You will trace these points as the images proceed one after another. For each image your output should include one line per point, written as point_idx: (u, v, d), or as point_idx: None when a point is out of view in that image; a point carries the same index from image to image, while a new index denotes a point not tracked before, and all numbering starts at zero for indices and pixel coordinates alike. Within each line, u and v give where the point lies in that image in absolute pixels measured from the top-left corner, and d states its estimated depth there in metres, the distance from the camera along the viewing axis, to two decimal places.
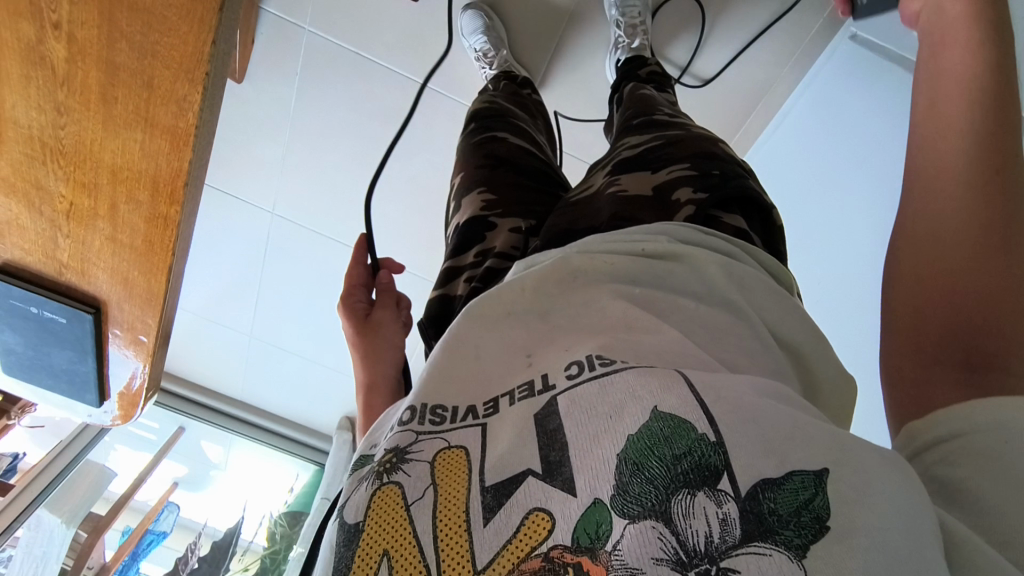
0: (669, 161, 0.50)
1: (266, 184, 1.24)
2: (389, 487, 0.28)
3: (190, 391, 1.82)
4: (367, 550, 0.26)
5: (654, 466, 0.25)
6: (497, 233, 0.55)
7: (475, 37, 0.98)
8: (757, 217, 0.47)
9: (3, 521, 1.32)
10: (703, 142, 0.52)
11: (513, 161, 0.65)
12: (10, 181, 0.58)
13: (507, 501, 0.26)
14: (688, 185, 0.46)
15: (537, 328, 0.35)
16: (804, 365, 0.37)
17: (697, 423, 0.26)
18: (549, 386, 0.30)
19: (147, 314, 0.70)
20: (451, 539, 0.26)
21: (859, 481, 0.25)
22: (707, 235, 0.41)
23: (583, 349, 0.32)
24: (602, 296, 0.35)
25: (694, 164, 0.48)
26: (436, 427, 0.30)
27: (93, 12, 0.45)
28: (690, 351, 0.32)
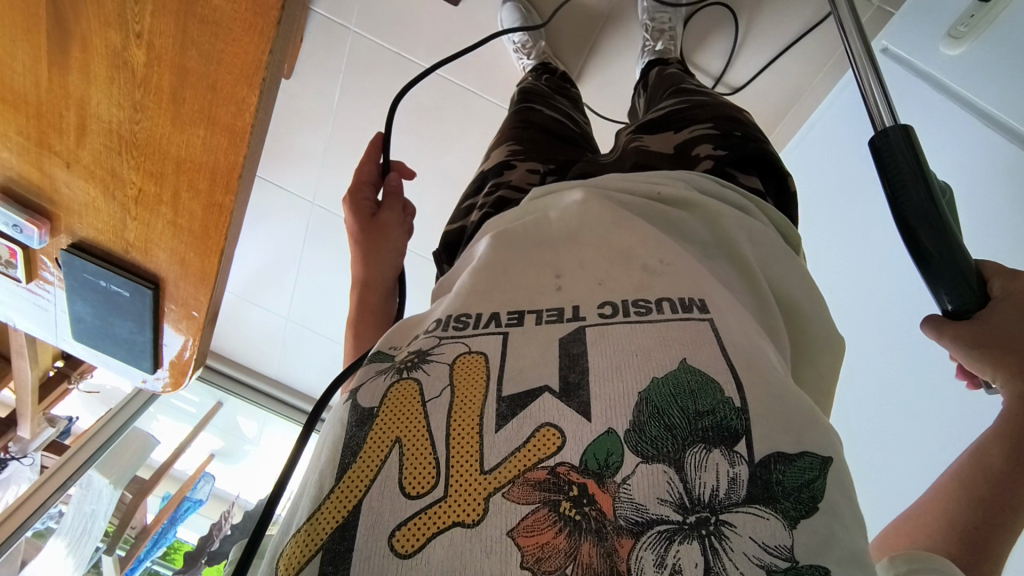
0: (692, 121, 0.64)
1: (309, 176, 1.36)
2: (408, 381, 0.33)
3: (231, 367, 1.99)
4: (383, 431, 0.31)
5: (675, 415, 0.28)
6: (516, 171, 0.68)
7: (513, 29, 1.06)
8: (773, 180, 0.60)
9: (57, 477, 1.44)
10: (727, 108, 0.66)
11: (547, 126, 0.79)
12: (87, 166, 0.66)
13: (521, 412, 0.30)
14: (709, 143, 0.59)
15: (557, 244, 0.41)
16: (799, 325, 0.42)
17: (725, 387, 0.28)
18: (578, 317, 0.34)
19: (199, 291, 0.77)
20: (461, 438, 0.30)
21: (849, 478, 0.27)
22: (722, 187, 0.49)
23: (619, 292, 0.36)
24: (630, 221, 0.41)
25: (715, 126, 0.62)
26: (460, 332, 0.35)
27: (170, 25, 0.51)
28: (720, 291, 0.36)
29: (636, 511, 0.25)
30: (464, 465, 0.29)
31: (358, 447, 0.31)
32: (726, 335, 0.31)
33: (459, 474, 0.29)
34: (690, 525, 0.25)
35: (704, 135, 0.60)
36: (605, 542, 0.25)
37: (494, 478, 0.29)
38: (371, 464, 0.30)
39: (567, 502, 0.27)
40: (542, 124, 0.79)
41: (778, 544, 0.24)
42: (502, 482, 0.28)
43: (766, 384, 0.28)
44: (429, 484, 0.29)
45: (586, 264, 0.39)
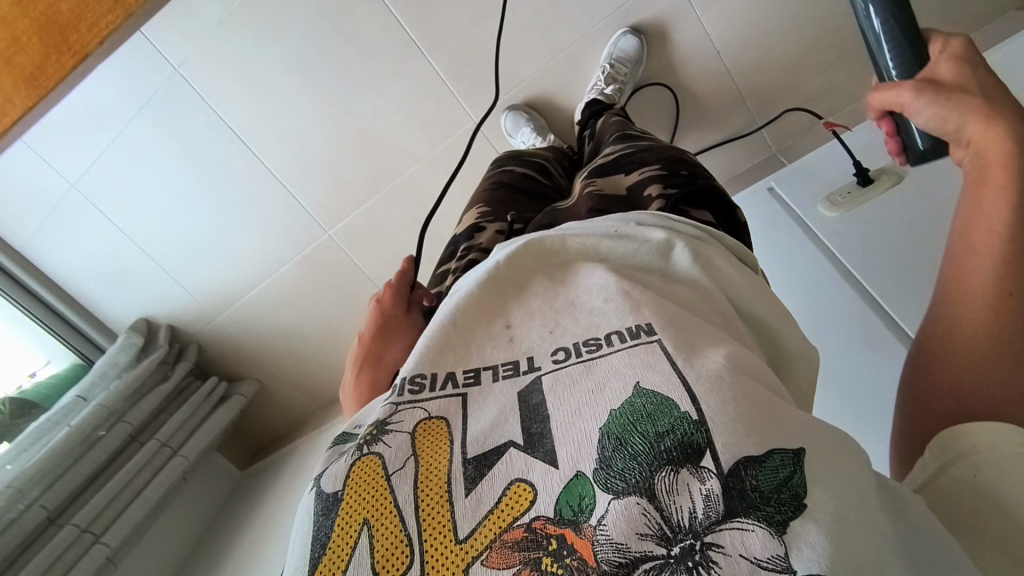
0: (641, 164, 0.67)
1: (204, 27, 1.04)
2: (370, 457, 0.32)
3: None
4: (350, 513, 0.30)
5: (637, 442, 0.27)
6: (486, 233, 0.71)
7: (522, 135, 1.15)
8: (723, 214, 0.60)
9: None
10: (673, 151, 0.69)
11: (516, 184, 0.84)
12: None
13: (488, 471, 0.29)
14: (658, 183, 0.61)
15: (510, 298, 0.41)
16: (772, 338, 0.43)
17: (680, 402, 0.27)
18: (534, 367, 0.35)
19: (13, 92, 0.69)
20: (429, 505, 0.29)
21: (832, 466, 0.25)
22: (675, 220, 0.49)
23: (568, 336, 0.36)
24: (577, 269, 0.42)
25: (663, 167, 0.64)
26: (415, 397, 0.35)
27: None
28: (671, 310, 0.36)
29: (616, 551, 0.24)
30: (438, 537, 0.28)
31: (326, 536, 0.30)
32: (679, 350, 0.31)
33: (435, 549, 0.28)
34: (676, 556, 0.24)
35: (649, 176, 0.64)
36: None
37: (470, 545, 0.27)
38: (342, 551, 0.29)
39: (547, 557, 0.25)
40: (512, 183, 0.84)
41: (773, 556, 0.23)
42: (479, 548, 0.27)
43: (726, 384, 0.27)
44: (403, 565, 0.28)
45: (534, 307, 0.40)
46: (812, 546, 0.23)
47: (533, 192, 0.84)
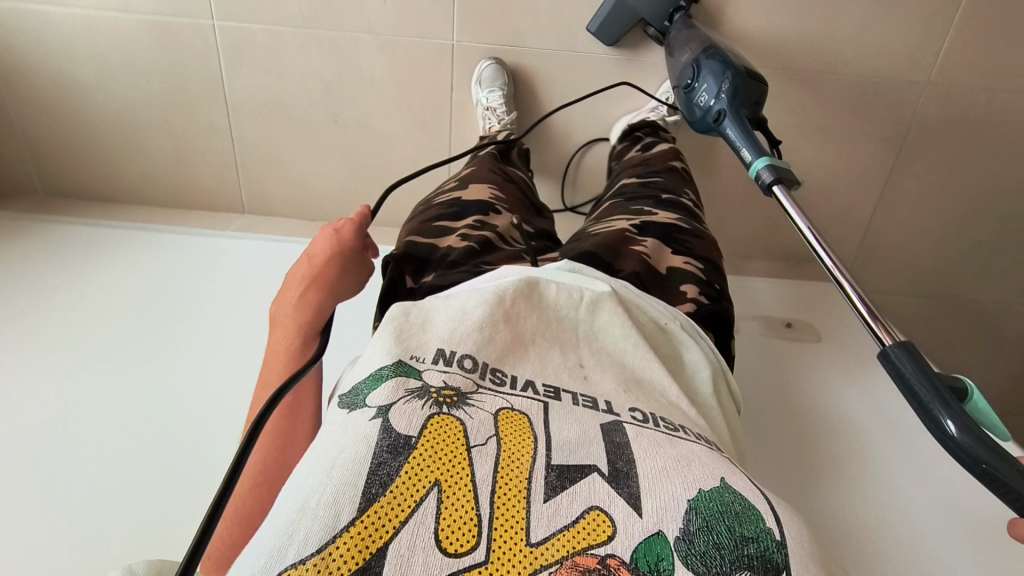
0: (684, 250, 0.65)
1: None
2: (451, 418, 0.32)
3: None
4: (420, 466, 0.29)
5: (722, 535, 0.29)
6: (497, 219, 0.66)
7: (491, 89, 0.94)
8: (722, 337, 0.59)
9: None
10: (712, 249, 0.67)
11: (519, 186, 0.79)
12: None
13: (569, 487, 0.30)
14: (698, 286, 0.60)
15: (574, 334, 0.43)
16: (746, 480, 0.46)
17: (767, 519, 0.30)
18: (613, 411, 0.36)
19: None
20: (505, 496, 0.29)
21: None
22: (702, 337, 0.52)
23: (642, 403, 0.38)
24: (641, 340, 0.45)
25: (705, 269, 0.63)
26: (497, 386, 0.35)
27: None
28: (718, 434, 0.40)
29: None
30: (509, 529, 0.28)
31: (390, 478, 0.29)
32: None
33: (505, 539, 0.27)
34: None
35: (692, 271, 0.62)
36: None
37: (543, 552, 0.27)
38: (405, 500, 0.28)
39: None
40: (518, 184, 0.79)
41: None
42: (551, 559, 0.27)
43: (797, 523, 0.31)
44: (470, 542, 0.27)
45: (604, 362, 0.42)
46: None
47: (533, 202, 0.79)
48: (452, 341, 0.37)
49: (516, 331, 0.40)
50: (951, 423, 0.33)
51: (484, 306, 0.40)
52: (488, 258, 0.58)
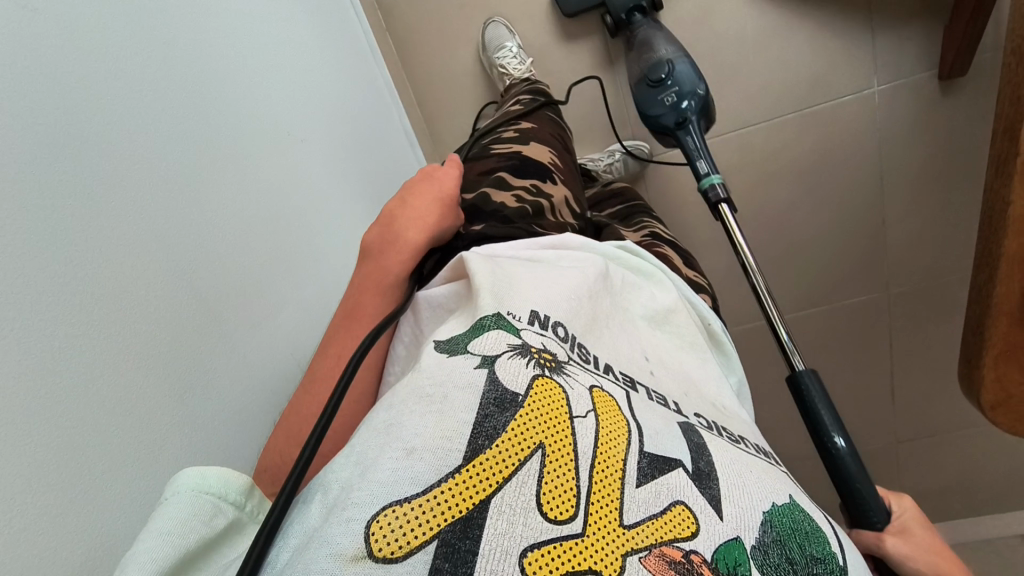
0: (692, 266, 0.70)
1: None
2: (553, 384, 0.30)
3: None
4: (526, 425, 0.28)
5: (795, 552, 0.30)
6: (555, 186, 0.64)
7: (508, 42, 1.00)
8: None
9: None
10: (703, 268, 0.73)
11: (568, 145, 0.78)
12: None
13: (658, 477, 0.30)
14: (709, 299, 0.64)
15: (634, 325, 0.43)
16: None
17: (831, 542, 0.31)
18: (681, 411, 0.36)
19: None
20: (602, 474, 0.28)
21: None
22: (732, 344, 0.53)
23: (704, 411, 0.39)
24: (685, 345, 0.46)
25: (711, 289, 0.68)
26: (585, 363, 0.34)
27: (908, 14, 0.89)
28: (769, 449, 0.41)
29: None
30: (605, 509, 0.27)
31: (496, 432, 0.27)
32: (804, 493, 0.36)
33: (600, 516, 0.27)
34: None
35: (704, 287, 0.66)
36: None
37: (634, 535, 0.27)
38: (510, 457, 0.27)
39: None
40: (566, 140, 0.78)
41: None
42: (640, 544, 0.27)
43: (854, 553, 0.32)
44: (568, 512, 0.27)
45: (665, 363, 0.42)
46: None
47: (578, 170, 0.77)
48: (540, 305, 0.36)
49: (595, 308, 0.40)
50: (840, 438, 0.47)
51: (576, 286, 0.40)
52: (541, 224, 0.57)
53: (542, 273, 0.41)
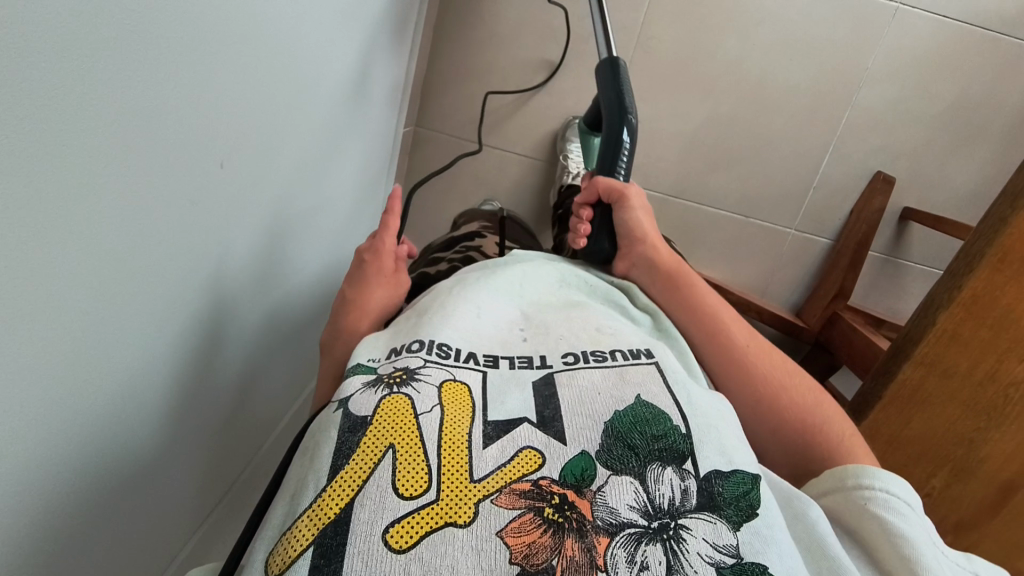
0: None
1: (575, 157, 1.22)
2: (400, 395, 0.37)
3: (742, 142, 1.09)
4: (376, 436, 0.34)
5: (637, 438, 0.34)
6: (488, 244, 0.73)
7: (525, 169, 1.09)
8: None
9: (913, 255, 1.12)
10: None
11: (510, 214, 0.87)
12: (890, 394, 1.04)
13: (505, 435, 0.36)
14: None
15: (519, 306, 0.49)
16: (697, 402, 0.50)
17: (673, 417, 0.35)
18: (546, 364, 0.42)
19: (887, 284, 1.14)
20: (450, 449, 0.34)
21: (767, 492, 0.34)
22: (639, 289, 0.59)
23: (579, 345, 0.44)
24: (577, 300, 0.51)
25: None
26: (442, 359, 0.40)
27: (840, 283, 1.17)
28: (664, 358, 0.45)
29: (611, 514, 0.31)
30: (455, 474, 0.33)
31: (351, 449, 0.34)
32: (674, 377, 0.40)
33: (451, 480, 0.33)
34: (654, 529, 0.31)
35: None
36: (586, 538, 0.30)
37: (484, 485, 0.33)
38: (364, 465, 0.33)
39: (550, 508, 0.31)
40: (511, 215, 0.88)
41: (727, 543, 0.31)
42: (491, 490, 0.32)
43: (707, 416, 0.36)
44: (422, 487, 0.33)
45: (546, 322, 0.47)
46: (757, 543, 0.31)
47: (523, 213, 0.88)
48: (400, 339, 0.43)
49: (465, 307, 0.46)
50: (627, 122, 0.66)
51: (439, 304, 0.46)
52: None
53: (410, 316, 0.47)
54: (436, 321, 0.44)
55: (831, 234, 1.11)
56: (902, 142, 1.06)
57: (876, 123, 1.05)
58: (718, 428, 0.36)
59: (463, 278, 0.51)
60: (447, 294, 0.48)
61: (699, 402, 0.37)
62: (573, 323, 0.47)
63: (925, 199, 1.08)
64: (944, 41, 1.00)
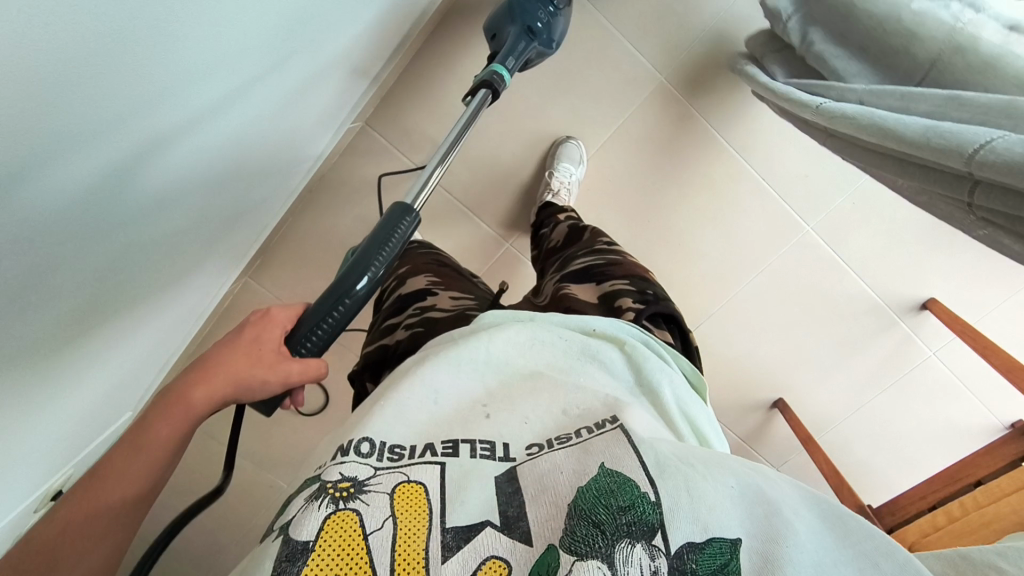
0: (610, 277, 0.70)
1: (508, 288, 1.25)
2: (347, 511, 0.34)
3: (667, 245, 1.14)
4: (321, 561, 0.31)
5: (602, 513, 0.30)
6: (441, 299, 0.71)
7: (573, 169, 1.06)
8: (677, 333, 0.66)
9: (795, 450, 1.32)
10: (638, 268, 0.73)
11: (458, 268, 0.83)
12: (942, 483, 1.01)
13: (467, 544, 0.32)
14: (630, 297, 0.65)
15: (486, 383, 0.45)
16: None
17: (640, 484, 0.32)
18: (509, 456, 0.38)
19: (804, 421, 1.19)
20: (405, 567, 0.31)
21: (766, 544, 0.30)
22: (622, 326, 0.54)
23: (539, 431, 0.40)
24: (546, 377, 0.45)
25: (632, 283, 0.68)
26: (395, 463, 0.37)
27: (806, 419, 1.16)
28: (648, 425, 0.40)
29: None
30: None
31: None
32: (643, 438, 0.36)
33: None
34: None
35: (624, 290, 0.67)
36: None
37: None
38: None
39: None
40: (455, 266, 0.85)
41: None
42: None
43: (677, 476, 0.32)
44: None
45: (517, 401, 0.42)
46: None
47: (469, 276, 0.85)
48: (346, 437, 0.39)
49: (421, 380, 0.43)
50: (363, 279, 0.54)
51: (391, 390, 0.43)
52: (428, 334, 0.65)
53: (368, 403, 0.44)
54: (386, 411, 0.40)
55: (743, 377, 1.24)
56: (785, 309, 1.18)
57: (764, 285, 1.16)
58: (693, 480, 0.32)
59: (421, 358, 0.47)
60: (404, 375, 0.45)
61: (675, 462, 0.33)
62: (540, 399, 0.43)
63: (799, 373, 1.23)
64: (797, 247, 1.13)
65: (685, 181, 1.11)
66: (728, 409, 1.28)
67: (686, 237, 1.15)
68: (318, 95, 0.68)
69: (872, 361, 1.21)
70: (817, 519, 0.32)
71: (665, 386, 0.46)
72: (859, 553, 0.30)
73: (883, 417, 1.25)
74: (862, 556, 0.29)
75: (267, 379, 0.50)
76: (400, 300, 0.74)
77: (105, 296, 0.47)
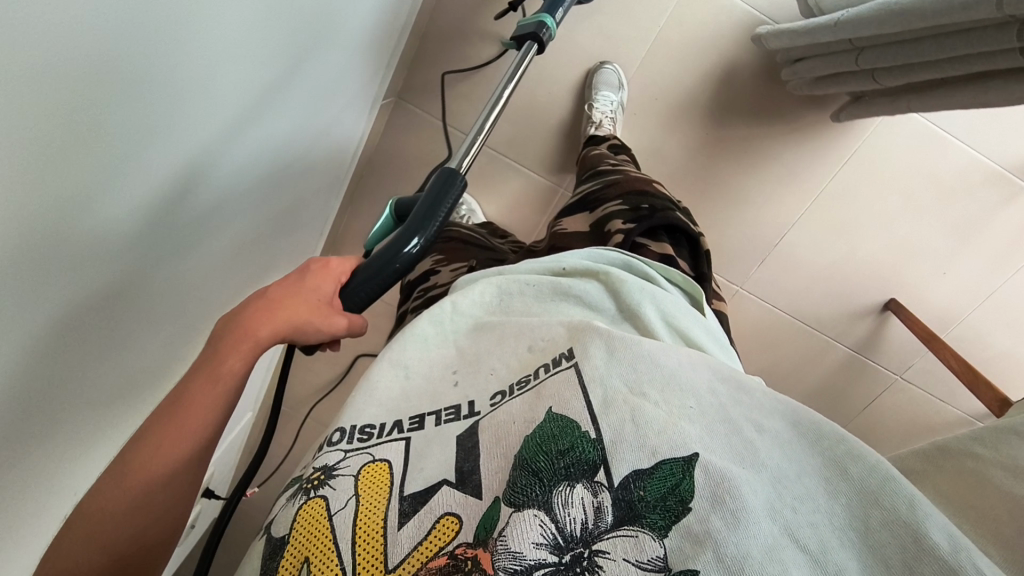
0: (604, 200, 0.66)
1: None
2: (315, 500, 0.33)
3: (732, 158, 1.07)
4: (294, 554, 0.31)
5: (540, 461, 0.28)
6: (445, 274, 0.70)
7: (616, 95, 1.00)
8: (685, 243, 0.63)
9: (915, 355, 1.20)
10: (639, 182, 0.68)
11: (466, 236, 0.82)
12: None
13: (422, 507, 0.31)
14: (621, 218, 0.61)
15: (460, 343, 0.43)
16: None
17: (581, 422, 0.29)
18: (474, 412, 0.36)
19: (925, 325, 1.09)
20: (365, 540, 0.31)
21: (725, 466, 0.27)
22: (601, 257, 0.52)
23: (506, 382, 0.38)
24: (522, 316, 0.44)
25: (626, 201, 0.64)
26: (363, 443, 0.36)
27: (924, 329, 1.06)
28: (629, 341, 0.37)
29: (514, 559, 0.24)
30: (369, 562, 0.30)
31: None
32: (597, 368, 0.33)
33: None
34: (567, 563, 0.24)
35: (616, 210, 0.63)
36: None
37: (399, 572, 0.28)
38: None
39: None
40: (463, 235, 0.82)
41: (653, 558, 0.24)
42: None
43: (626, 412, 0.29)
44: None
45: (486, 351, 0.41)
46: (698, 546, 0.24)
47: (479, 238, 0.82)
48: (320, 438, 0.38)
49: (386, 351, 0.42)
50: (415, 239, 0.43)
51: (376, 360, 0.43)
52: None
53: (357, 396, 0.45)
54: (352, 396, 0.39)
55: (837, 283, 1.15)
56: (875, 200, 1.08)
57: (859, 177, 1.06)
58: (641, 410, 0.30)
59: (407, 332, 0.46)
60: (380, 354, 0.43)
61: (622, 395, 0.31)
62: (505, 345, 0.41)
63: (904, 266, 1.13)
64: (882, 130, 1.03)
65: (737, 89, 1.02)
66: (832, 321, 1.19)
67: (740, 150, 1.06)
68: (330, 120, 0.68)
69: (994, 234, 1.08)
70: (791, 434, 0.29)
71: (647, 305, 0.44)
72: (828, 460, 0.27)
73: (1017, 300, 1.12)
74: (829, 462, 0.27)
75: (321, 327, 0.44)
76: (413, 285, 0.75)
77: (167, 344, 0.49)
